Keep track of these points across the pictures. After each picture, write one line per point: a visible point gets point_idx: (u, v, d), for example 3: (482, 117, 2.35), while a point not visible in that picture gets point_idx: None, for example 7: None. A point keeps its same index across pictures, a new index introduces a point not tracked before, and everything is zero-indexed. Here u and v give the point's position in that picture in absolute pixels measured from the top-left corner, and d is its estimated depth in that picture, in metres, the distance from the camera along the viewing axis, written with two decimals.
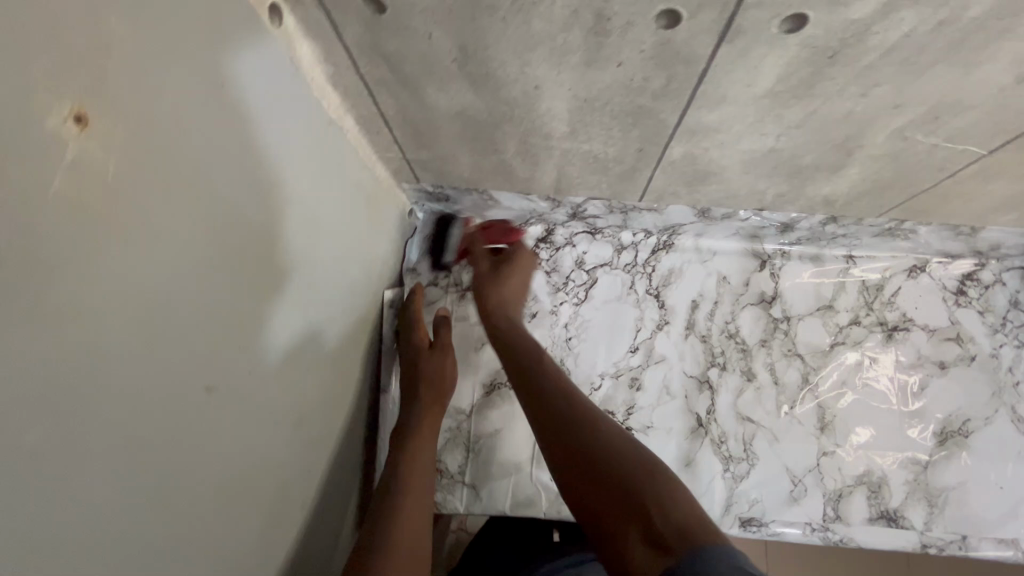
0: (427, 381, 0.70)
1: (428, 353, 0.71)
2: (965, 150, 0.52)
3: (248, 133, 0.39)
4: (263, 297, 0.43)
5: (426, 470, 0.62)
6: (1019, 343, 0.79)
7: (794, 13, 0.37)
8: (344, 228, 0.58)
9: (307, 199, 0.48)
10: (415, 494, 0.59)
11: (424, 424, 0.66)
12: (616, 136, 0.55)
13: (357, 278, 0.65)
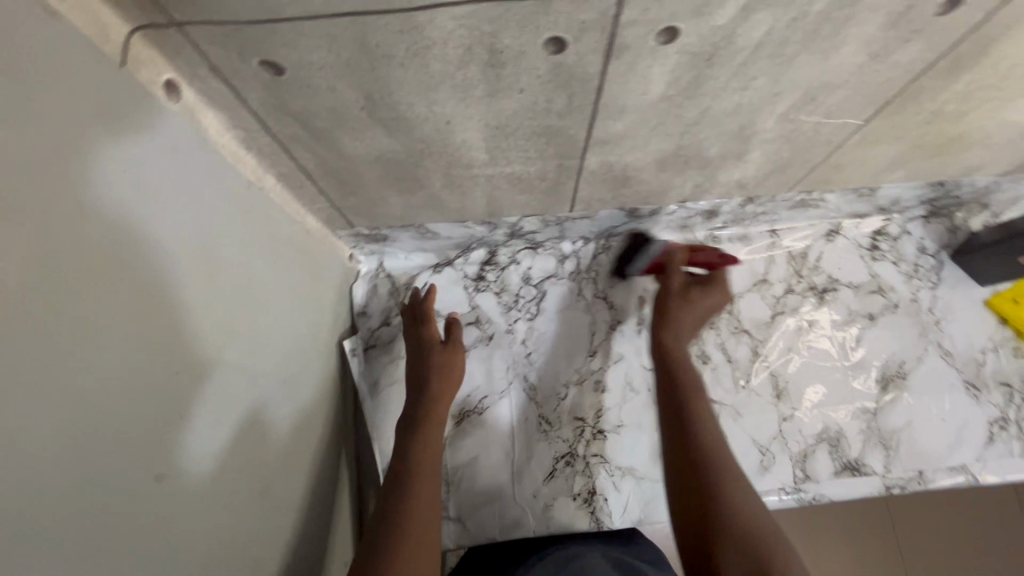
0: (437, 370, 0.69)
1: (440, 346, 0.71)
2: (845, 123, 0.57)
3: (171, 213, 0.39)
4: (206, 373, 0.43)
5: (436, 452, 0.61)
6: (934, 285, 0.86)
7: (666, 25, 0.40)
8: (278, 286, 0.59)
9: (235, 267, 0.49)
10: (429, 472, 0.58)
11: (435, 411, 0.65)
12: (533, 156, 0.58)
13: (300, 332, 0.65)
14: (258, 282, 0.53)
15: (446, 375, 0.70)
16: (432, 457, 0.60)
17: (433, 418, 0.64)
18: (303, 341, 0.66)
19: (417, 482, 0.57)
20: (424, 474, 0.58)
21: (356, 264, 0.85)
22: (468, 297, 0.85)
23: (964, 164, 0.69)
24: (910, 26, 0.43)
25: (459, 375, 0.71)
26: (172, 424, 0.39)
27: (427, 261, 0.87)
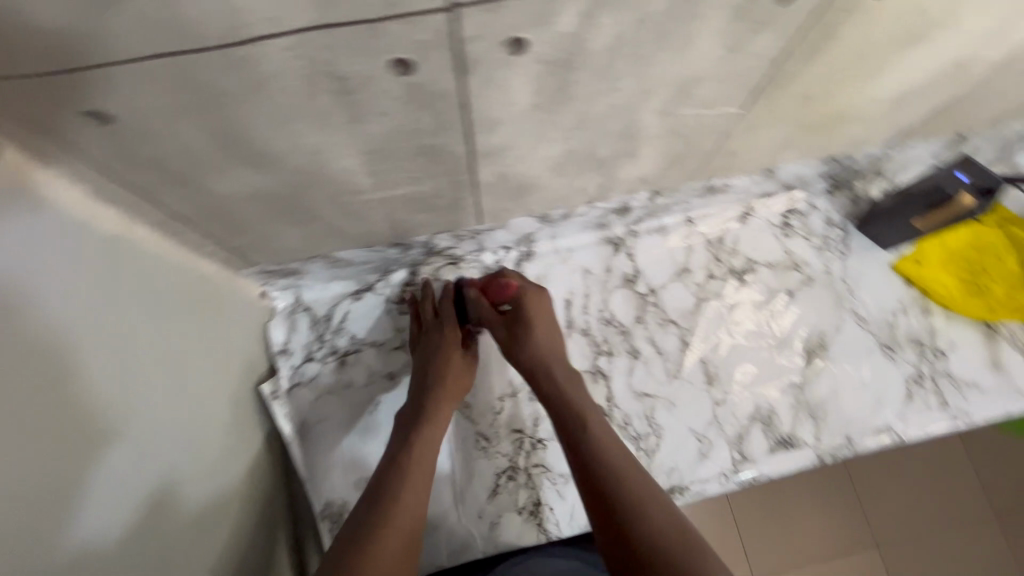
0: (453, 376, 0.72)
1: (459, 354, 0.73)
2: (724, 112, 0.58)
3: (26, 295, 0.39)
4: (84, 446, 0.44)
5: (432, 455, 0.65)
6: (843, 255, 0.89)
7: (511, 37, 0.39)
8: (165, 342, 0.55)
9: (113, 335, 0.48)
10: (423, 477, 0.62)
11: (440, 415, 0.69)
12: (421, 175, 0.56)
13: (203, 386, 0.62)
14: (136, 344, 0.51)
15: (455, 382, 0.73)
16: (429, 459, 0.65)
17: (436, 423, 0.68)
18: (206, 392, 0.62)
19: (411, 483, 0.61)
20: (420, 476, 0.62)
21: (271, 300, 0.81)
22: (393, 321, 0.83)
23: (849, 138, 0.72)
24: (754, 17, 0.44)
25: (467, 384, 0.75)
26: (40, 504, 0.39)
27: (347, 288, 0.84)
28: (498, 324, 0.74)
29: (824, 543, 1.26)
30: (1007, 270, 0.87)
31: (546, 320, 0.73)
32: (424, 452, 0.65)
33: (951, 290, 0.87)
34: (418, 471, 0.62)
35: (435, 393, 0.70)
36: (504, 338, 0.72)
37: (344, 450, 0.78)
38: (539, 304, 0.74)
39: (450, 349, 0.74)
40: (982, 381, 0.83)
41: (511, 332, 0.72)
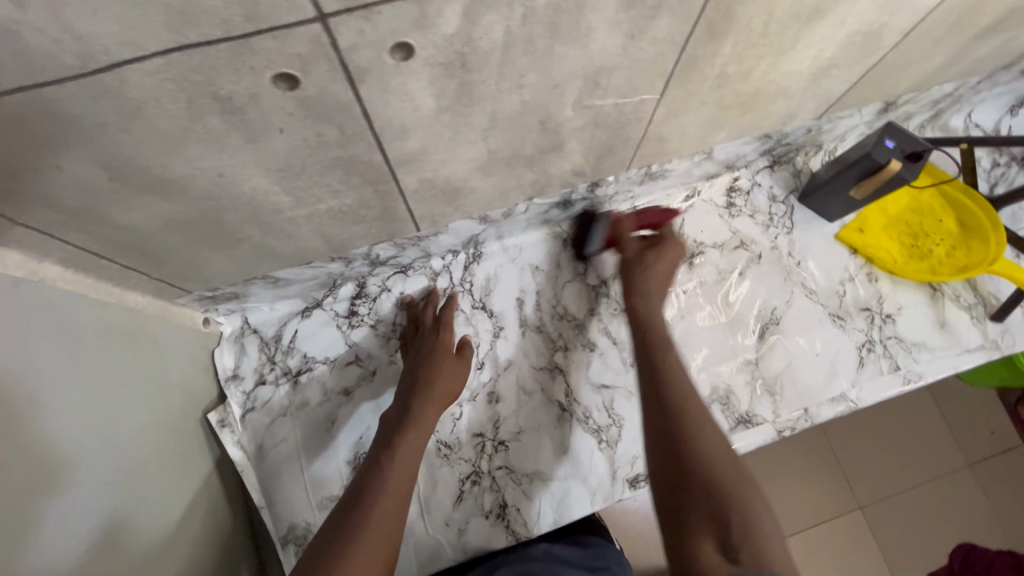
0: (443, 380, 0.71)
1: (451, 360, 0.73)
2: (643, 100, 0.58)
3: None
4: (35, 495, 0.44)
5: (414, 461, 0.63)
6: (789, 229, 0.89)
7: (396, 42, 0.38)
8: (97, 383, 0.54)
9: (55, 380, 0.48)
10: (403, 483, 0.60)
11: (426, 420, 0.67)
12: (341, 188, 0.55)
13: (144, 422, 0.60)
14: (69, 387, 0.50)
15: (445, 387, 0.72)
16: (410, 464, 0.63)
17: (421, 428, 0.66)
18: (146, 429, 0.60)
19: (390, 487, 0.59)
20: (399, 482, 0.60)
21: (216, 326, 0.79)
22: (344, 336, 0.82)
23: (779, 114, 0.72)
24: (647, 3, 0.43)
25: (456, 392, 0.73)
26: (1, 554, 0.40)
27: (294, 307, 0.82)
28: (632, 241, 0.79)
29: (807, 510, 1.28)
30: (943, 229, 0.90)
31: (671, 255, 0.76)
32: (407, 457, 0.63)
33: (894, 255, 0.88)
34: (397, 475, 0.60)
35: (422, 396, 0.69)
36: (634, 254, 0.76)
37: (304, 472, 0.77)
38: (673, 250, 0.77)
39: (442, 354, 0.74)
40: (929, 341, 0.85)
41: (642, 253, 0.76)
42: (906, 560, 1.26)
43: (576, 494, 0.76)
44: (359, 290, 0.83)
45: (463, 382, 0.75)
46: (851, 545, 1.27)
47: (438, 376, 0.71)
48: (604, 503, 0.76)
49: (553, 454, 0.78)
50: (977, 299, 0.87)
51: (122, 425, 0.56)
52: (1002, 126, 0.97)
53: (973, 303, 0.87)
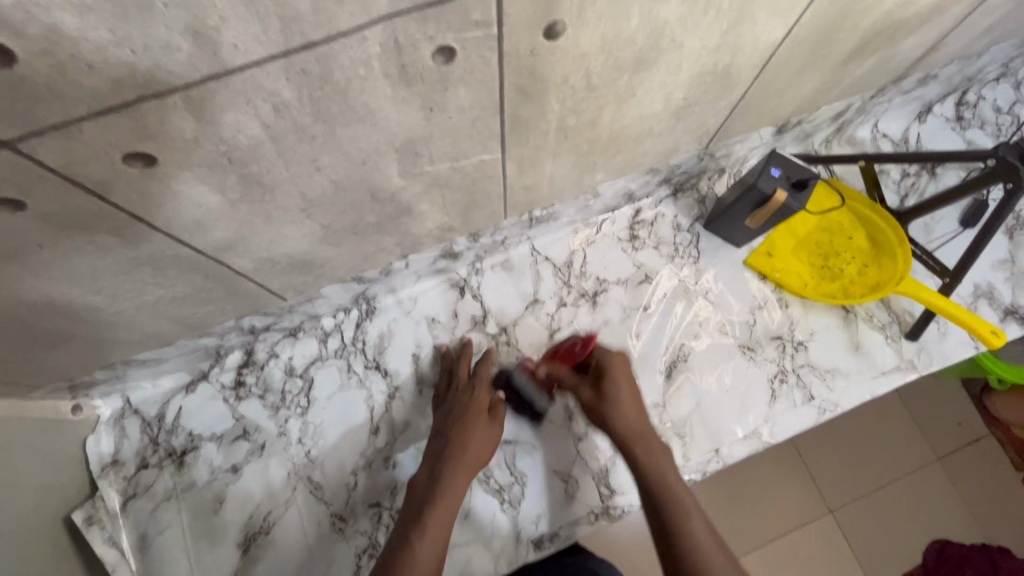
0: (474, 445, 0.67)
1: (483, 423, 0.69)
2: (483, 160, 0.54)
3: None
4: None
5: (441, 542, 0.60)
6: (695, 259, 0.86)
7: (127, 153, 0.34)
8: None
9: None
10: (430, 567, 0.58)
11: (455, 493, 0.64)
12: (161, 281, 0.52)
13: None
14: None
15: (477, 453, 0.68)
16: (436, 544, 0.60)
17: (446, 503, 0.63)
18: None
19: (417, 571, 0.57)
20: (426, 569, 0.57)
21: (90, 411, 0.74)
22: (231, 409, 0.77)
23: (656, 150, 0.69)
24: (429, 80, 0.40)
25: (488, 457, 0.69)
26: None
27: (178, 381, 0.78)
28: (581, 386, 0.72)
29: (774, 524, 1.24)
30: (854, 247, 0.87)
31: (628, 373, 0.71)
32: (436, 540, 0.60)
33: (805, 278, 0.85)
34: (424, 559, 0.58)
35: (449, 467, 0.65)
36: (590, 397, 0.70)
37: (192, 559, 0.72)
38: (623, 364, 0.72)
39: (475, 416, 0.70)
40: (845, 366, 0.82)
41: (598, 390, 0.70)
42: (876, 566, 1.23)
43: (479, 559, 0.72)
44: (360, 348, 0.80)
45: (496, 443, 0.70)
46: (823, 550, 1.23)
47: (466, 445, 0.67)
48: (508, 568, 0.72)
49: None
50: (890, 318, 0.84)
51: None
52: (911, 134, 0.94)
53: (887, 323, 0.84)
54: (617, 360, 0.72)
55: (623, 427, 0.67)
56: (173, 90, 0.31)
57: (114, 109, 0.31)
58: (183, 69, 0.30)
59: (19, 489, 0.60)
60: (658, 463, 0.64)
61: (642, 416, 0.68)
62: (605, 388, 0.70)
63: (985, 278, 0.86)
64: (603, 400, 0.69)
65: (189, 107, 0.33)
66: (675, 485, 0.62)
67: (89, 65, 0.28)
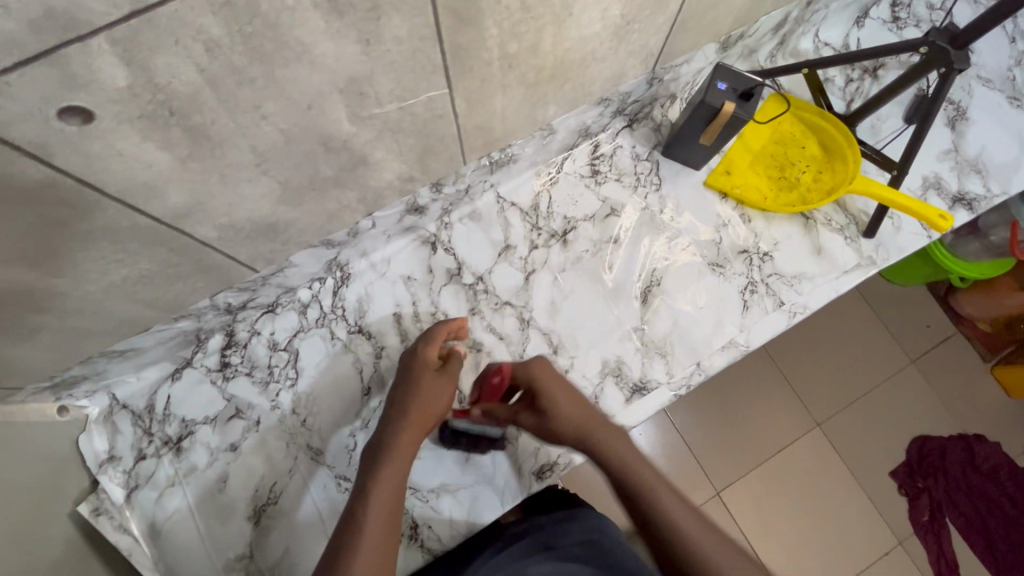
0: (420, 403, 0.68)
1: (427, 380, 0.69)
2: (430, 98, 0.54)
3: None
4: None
5: (394, 497, 0.62)
6: (657, 186, 0.88)
7: (61, 108, 0.34)
8: None
9: None
10: (382, 524, 0.59)
11: (404, 447, 0.65)
12: (124, 257, 0.51)
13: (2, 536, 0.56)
14: None
15: (426, 409, 0.68)
16: (387, 502, 0.61)
17: (396, 461, 0.64)
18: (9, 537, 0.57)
19: (368, 531, 0.59)
20: (379, 527, 0.59)
21: (78, 411, 0.72)
22: (220, 391, 0.77)
23: (603, 76, 0.70)
24: (360, 8, 0.40)
25: (440, 411, 0.69)
26: None
27: (163, 371, 0.77)
28: (520, 413, 0.71)
29: (766, 439, 1.29)
30: (808, 155, 0.89)
31: (555, 379, 0.70)
32: (389, 494, 0.61)
33: (764, 191, 0.87)
34: (375, 518, 0.60)
35: (395, 425, 0.66)
36: (530, 424, 0.70)
37: (205, 539, 0.73)
38: (549, 374, 0.71)
39: (419, 376, 0.70)
40: (810, 270, 0.85)
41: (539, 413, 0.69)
42: (860, 463, 1.30)
43: (484, 497, 0.74)
44: (349, 314, 0.81)
45: (449, 398, 0.71)
46: (811, 464, 1.29)
47: (414, 401, 0.68)
48: (514, 500, 0.75)
49: (455, 463, 0.75)
50: (848, 219, 0.87)
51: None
52: (851, 40, 0.96)
53: (845, 223, 0.87)
54: (541, 368, 0.71)
55: (571, 425, 0.68)
56: (96, 30, 0.31)
57: (37, 57, 0.31)
58: (100, 5, 0.30)
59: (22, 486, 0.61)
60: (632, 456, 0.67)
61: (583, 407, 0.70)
62: (541, 408, 0.69)
63: (933, 170, 0.89)
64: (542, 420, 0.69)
65: (115, 49, 0.32)
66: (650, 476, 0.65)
67: (3, 7, 0.28)
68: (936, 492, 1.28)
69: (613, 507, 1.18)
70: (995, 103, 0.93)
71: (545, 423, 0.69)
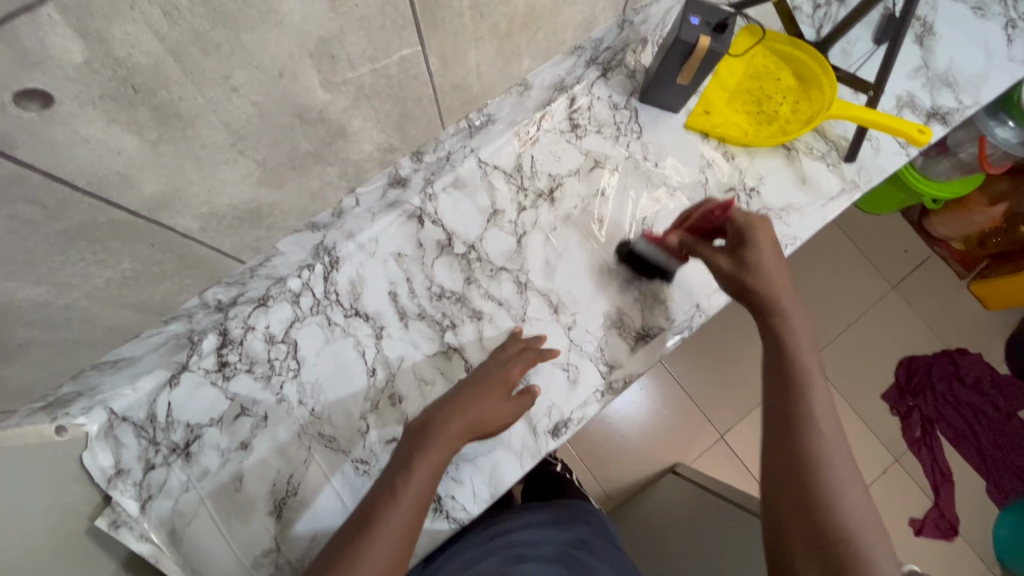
0: (479, 411, 0.68)
1: (497, 395, 0.70)
2: (403, 57, 0.52)
3: None
4: None
5: (424, 491, 0.63)
6: (638, 133, 0.87)
7: (16, 90, 0.32)
8: None
9: None
10: (411, 511, 0.61)
11: (448, 438, 0.66)
12: (105, 257, 0.49)
13: (18, 559, 0.54)
14: None
15: (483, 423, 0.68)
16: (418, 493, 0.62)
17: (436, 452, 0.64)
18: (28, 558, 0.56)
19: (398, 515, 0.60)
20: (409, 512, 0.60)
21: (76, 430, 0.68)
22: (222, 391, 0.75)
23: (576, 21, 0.69)
24: None
25: (492, 430, 0.69)
26: None
27: (159, 379, 0.74)
28: (718, 253, 0.71)
29: None
30: (783, 86, 0.88)
31: (770, 240, 0.69)
32: (420, 484, 0.62)
33: (744, 126, 0.86)
34: (406, 504, 0.61)
35: (448, 418, 0.67)
36: (730, 264, 0.69)
37: (228, 541, 0.72)
38: (765, 231, 0.69)
39: (492, 387, 0.70)
40: (796, 201, 0.86)
41: (739, 259, 0.69)
42: (856, 387, 1.35)
43: (504, 462, 0.75)
44: (345, 298, 0.79)
45: (505, 423, 0.70)
46: None
47: (475, 405, 0.68)
48: (533, 461, 0.75)
49: None
50: (828, 146, 0.88)
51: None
52: None
53: (826, 151, 0.87)
54: (762, 227, 0.69)
55: (762, 287, 0.68)
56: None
57: None
58: None
59: (36, 507, 0.59)
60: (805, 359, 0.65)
61: (778, 270, 0.69)
62: (747, 257, 0.68)
63: (906, 89, 0.90)
64: (745, 265, 0.68)
65: (67, 20, 0.30)
66: (815, 383, 0.64)
67: None
68: (926, 409, 1.32)
69: (613, 469, 1.25)
70: (960, 16, 0.93)
71: (745, 271, 0.69)
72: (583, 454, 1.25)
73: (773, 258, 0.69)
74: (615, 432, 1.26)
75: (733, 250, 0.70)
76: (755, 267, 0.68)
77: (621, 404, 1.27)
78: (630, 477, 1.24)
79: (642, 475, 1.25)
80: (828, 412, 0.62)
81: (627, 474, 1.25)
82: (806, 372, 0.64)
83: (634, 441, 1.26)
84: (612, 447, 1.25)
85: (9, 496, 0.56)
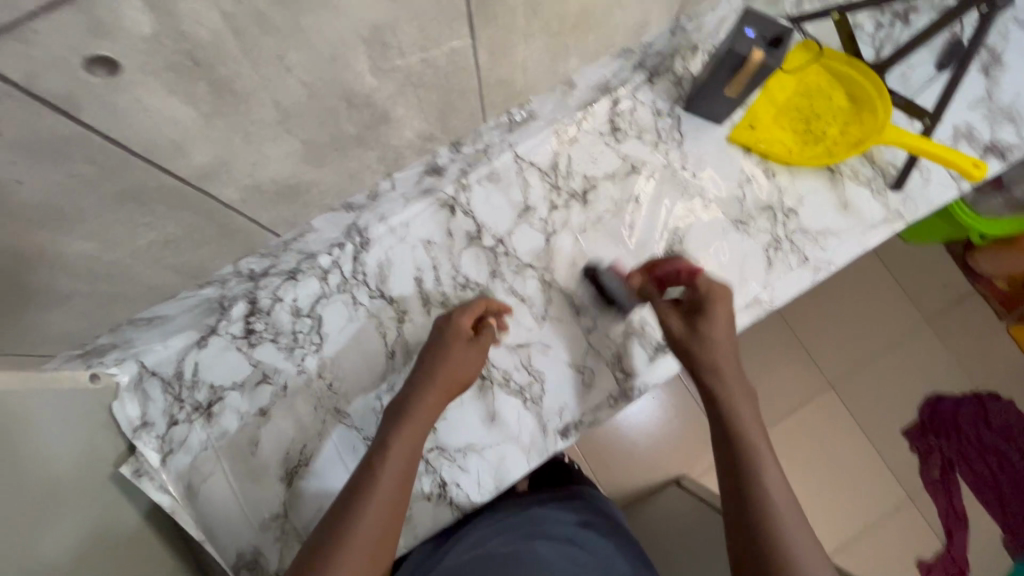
0: (447, 369, 0.68)
1: (458, 347, 0.69)
2: (453, 48, 0.52)
3: None
4: None
5: (407, 459, 0.62)
6: (679, 142, 0.85)
7: (87, 57, 0.34)
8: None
9: None
10: (395, 482, 0.60)
11: (421, 407, 0.65)
12: (151, 220, 0.51)
13: (48, 495, 0.58)
14: None
15: (452, 377, 0.68)
16: (401, 464, 0.62)
17: (414, 423, 0.64)
18: (56, 494, 0.59)
19: (383, 489, 0.59)
20: (393, 485, 0.60)
21: (109, 378, 0.73)
22: (246, 357, 0.78)
23: (628, 24, 0.68)
24: None
25: (464, 381, 0.69)
26: None
27: (188, 339, 0.77)
28: (671, 315, 0.70)
29: (785, 396, 1.30)
30: (834, 107, 0.86)
31: (727, 311, 0.68)
32: (401, 455, 0.62)
33: (788, 145, 0.85)
34: (389, 476, 0.60)
35: (420, 390, 0.66)
36: (681, 329, 0.68)
37: (239, 500, 0.75)
38: (721, 301, 0.68)
39: (451, 343, 0.70)
40: (835, 225, 0.83)
41: (690, 325, 0.68)
42: (877, 421, 1.31)
43: (511, 456, 0.75)
44: (371, 279, 0.80)
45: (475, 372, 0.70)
46: (827, 422, 1.30)
47: (441, 365, 0.68)
48: (540, 459, 0.76)
49: (480, 423, 0.76)
50: (875, 172, 0.85)
51: (28, 494, 0.55)
52: None
53: (873, 177, 0.85)
54: (718, 296, 0.68)
55: (711, 361, 0.66)
56: None
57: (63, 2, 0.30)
58: None
59: (66, 448, 0.62)
60: (757, 443, 0.61)
61: (727, 345, 0.67)
62: (697, 323, 0.67)
63: (965, 119, 0.86)
64: (694, 332, 0.67)
65: None
66: (776, 485, 0.58)
67: None
68: (947, 449, 1.30)
69: (617, 475, 1.24)
70: None
71: (694, 338, 0.67)
72: (589, 456, 1.25)
73: (727, 326, 0.68)
74: (623, 438, 1.26)
75: (685, 316, 0.69)
76: (707, 333, 0.67)
77: (634, 412, 1.27)
78: (634, 484, 1.24)
79: (647, 484, 1.24)
80: (797, 519, 0.56)
81: (632, 480, 1.24)
82: (765, 471, 0.59)
83: (642, 450, 1.25)
84: (619, 452, 1.25)
85: (43, 435, 0.59)
